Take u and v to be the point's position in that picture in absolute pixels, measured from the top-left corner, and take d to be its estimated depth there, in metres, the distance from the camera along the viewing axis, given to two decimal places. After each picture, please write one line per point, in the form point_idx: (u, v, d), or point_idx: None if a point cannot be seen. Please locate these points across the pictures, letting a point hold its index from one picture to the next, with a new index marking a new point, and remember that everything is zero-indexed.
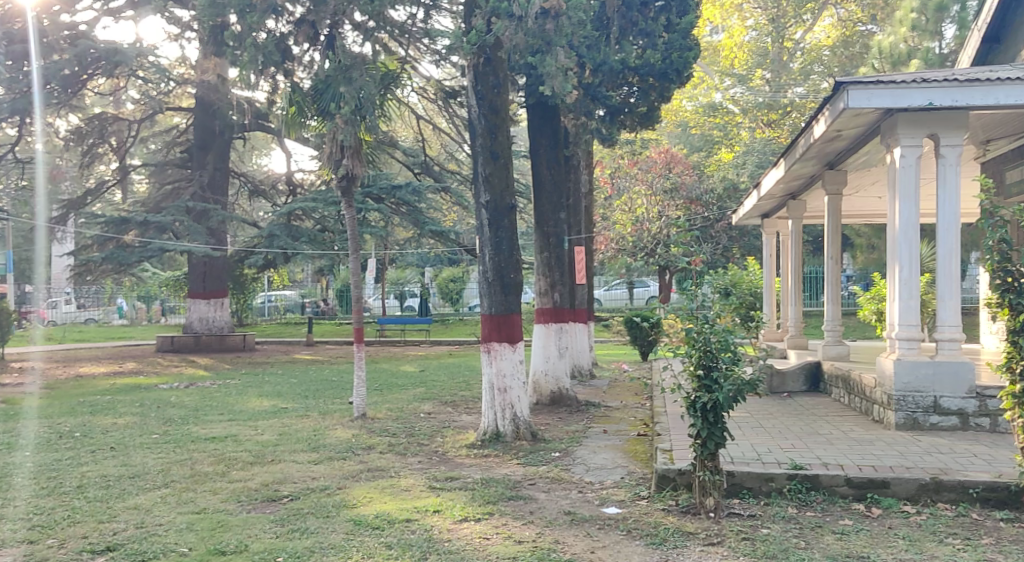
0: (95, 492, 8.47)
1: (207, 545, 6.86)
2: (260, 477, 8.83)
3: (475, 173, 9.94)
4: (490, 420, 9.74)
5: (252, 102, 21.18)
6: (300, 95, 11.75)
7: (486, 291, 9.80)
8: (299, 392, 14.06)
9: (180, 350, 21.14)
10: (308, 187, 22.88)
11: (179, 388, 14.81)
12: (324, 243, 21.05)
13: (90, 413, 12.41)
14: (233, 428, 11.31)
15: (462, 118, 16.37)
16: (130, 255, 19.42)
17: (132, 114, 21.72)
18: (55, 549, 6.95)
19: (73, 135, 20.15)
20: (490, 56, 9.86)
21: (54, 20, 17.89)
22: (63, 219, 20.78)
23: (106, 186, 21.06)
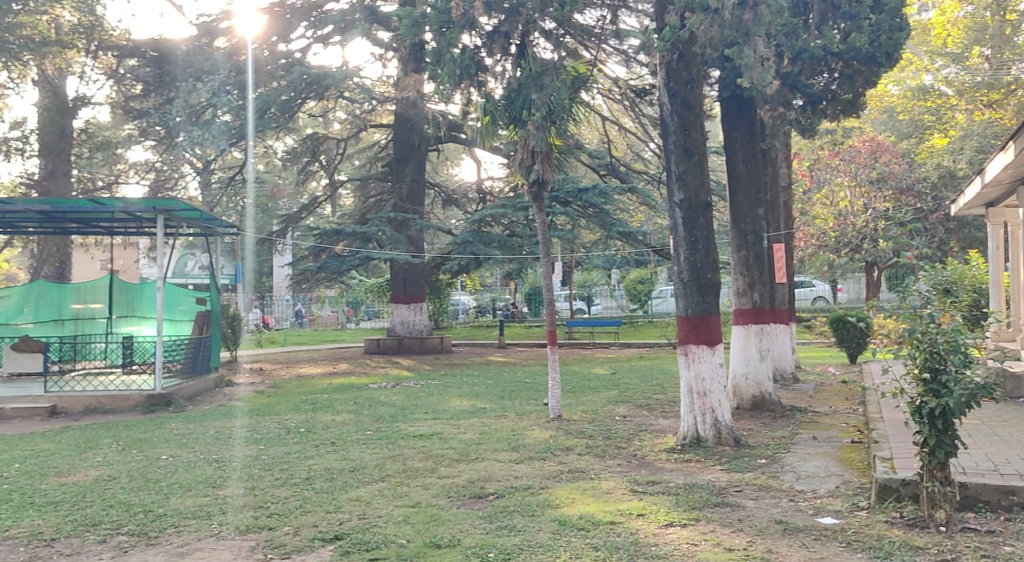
0: (321, 484, 9.04)
1: (424, 538, 7.17)
2: (466, 474, 9.10)
3: (668, 172, 9.78)
4: (690, 424, 9.53)
5: (447, 114, 21.86)
6: (492, 105, 12.11)
7: (682, 292, 9.60)
8: (496, 393, 14.39)
9: (385, 352, 22.24)
10: (497, 195, 23.37)
11: (387, 387, 15.57)
12: (513, 248, 21.46)
13: (311, 410, 13.32)
14: (437, 426, 11.73)
15: (651, 117, 16.19)
16: (338, 264, 20.61)
17: (339, 132, 23.09)
18: (291, 536, 7.52)
19: (289, 155, 21.68)
20: (682, 51, 9.74)
21: (273, 51, 19.45)
22: (282, 232, 22.39)
23: (317, 201, 22.49)
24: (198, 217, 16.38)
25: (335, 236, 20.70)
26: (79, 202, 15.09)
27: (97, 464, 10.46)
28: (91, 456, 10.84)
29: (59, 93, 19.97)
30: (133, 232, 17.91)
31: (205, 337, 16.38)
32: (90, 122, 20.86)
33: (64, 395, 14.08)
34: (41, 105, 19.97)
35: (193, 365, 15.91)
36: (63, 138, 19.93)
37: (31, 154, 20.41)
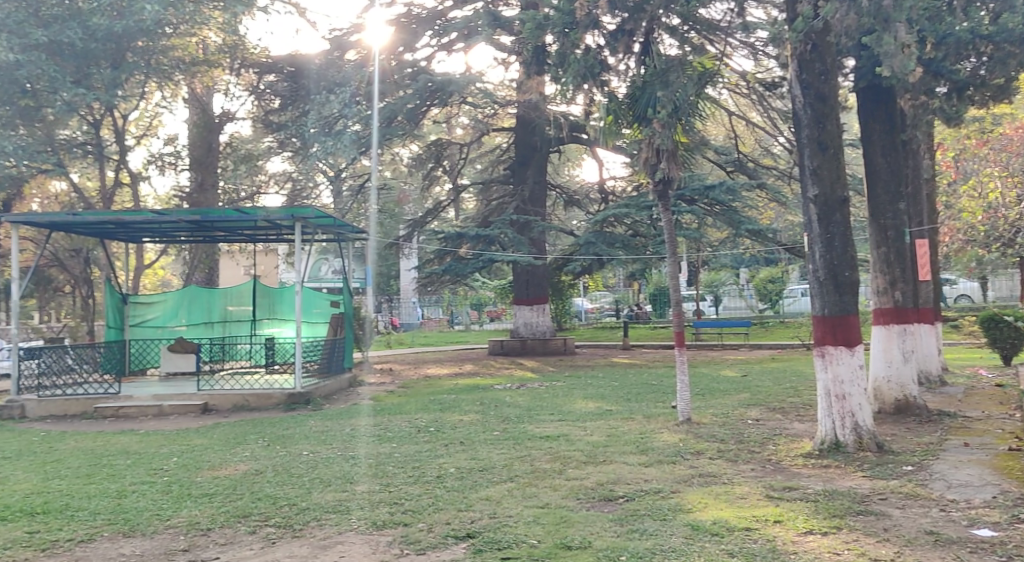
0: (453, 482, 9.18)
1: (554, 539, 7.17)
2: (595, 477, 9.04)
3: (802, 167, 9.45)
4: (828, 429, 9.17)
5: (569, 115, 21.86)
6: (616, 104, 12.01)
7: (818, 291, 9.26)
8: (623, 395, 14.24)
9: (509, 354, 22.41)
10: (620, 194, 23.19)
11: (513, 388, 15.66)
12: (637, 249, 21.21)
13: (440, 410, 13.55)
14: (564, 427, 11.73)
15: (780, 111, 15.72)
16: (463, 267, 20.88)
17: (462, 137, 23.46)
18: (426, 532, 7.70)
19: (414, 161, 22.19)
20: (816, 42, 9.35)
21: (399, 60, 19.85)
22: (409, 237, 22.87)
23: (441, 206, 22.89)
24: (330, 223, 16.85)
25: (458, 239, 20.96)
26: (224, 212, 15.91)
27: (244, 459, 10.96)
28: (239, 451, 11.37)
29: (206, 109, 21.08)
30: (272, 239, 18.72)
31: (339, 339, 16.92)
32: (234, 136, 21.91)
33: (215, 393, 14.81)
34: (191, 121, 21.13)
35: (329, 365, 16.46)
36: (211, 152, 20.96)
37: (183, 168, 21.60)
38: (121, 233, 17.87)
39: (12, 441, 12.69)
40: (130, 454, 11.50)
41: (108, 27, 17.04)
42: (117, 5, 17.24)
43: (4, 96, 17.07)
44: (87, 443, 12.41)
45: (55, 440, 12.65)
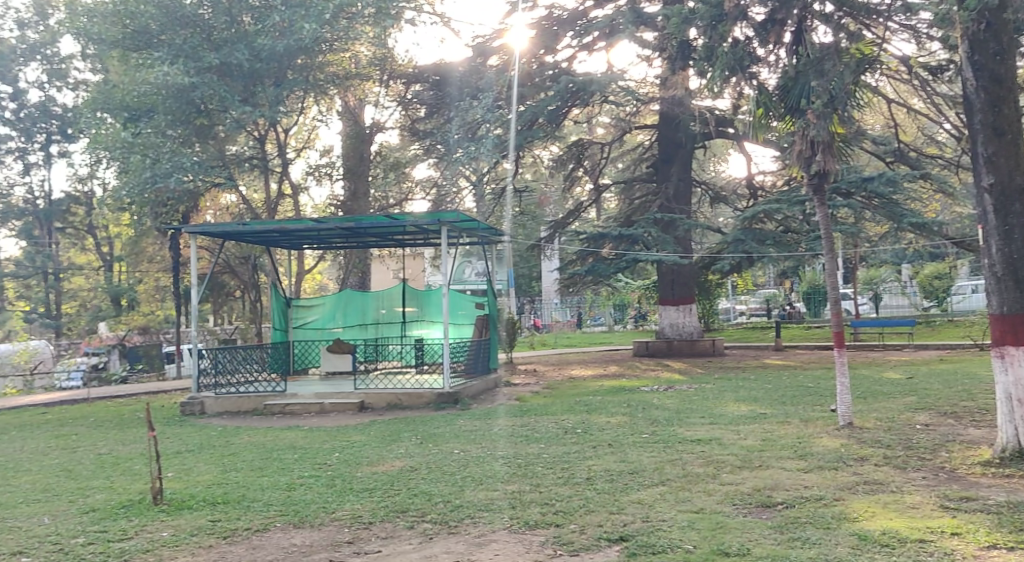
0: (604, 484, 9.10)
1: (710, 545, 7.00)
2: (751, 482, 8.75)
3: (975, 155, 8.82)
4: (1011, 436, 8.51)
5: (715, 110, 21.31)
6: (766, 96, 11.54)
7: (995, 287, 8.62)
8: (777, 398, 13.75)
9: (655, 355, 22.11)
10: (769, 190, 22.44)
11: (661, 390, 15.40)
12: (789, 245, 20.44)
13: (588, 412, 13.48)
14: (716, 431, 11.42)
15: (945, 96, 14.78)
16: (607, 267, 20.72)
17: (604, 137, 23.33)
18: (578, 534, 7.65)
19: (556, 163, 22.24)
20: (990, 20, 8.70)
21: (541, 62, 19.81)
22: (552, 238, 22.90)
23: (584, 206, 22.80)
24: (477, 226, 17.17)
25: (602, 240, 20.83)
26: (376, 218, 16.45)
27: (400, 456, 11.27)
28: (395, 448, 11.71)
29: (358, 120, 21.86)
30: (421, 244, 19.20)
31: (485, 340, 17.13)
32: (384, 145, 22.67)
33: (369, 392, 15.33)
34: (345, 132, 21.97)
35: (476, 366, 16.68)
36: (363, 161, 21.78)
37: (337, 177, 22.51)
38: (283, 241, 18.81)
39: (193, 434, 13.56)
40: (297, 449, 12.04)
41: (271, 47, 17.96)
42: (280, 25, 18.11)
43: (182, 116, 18.39)
44: (257, 438, 13.10)
45: (230, 435, 13.43)
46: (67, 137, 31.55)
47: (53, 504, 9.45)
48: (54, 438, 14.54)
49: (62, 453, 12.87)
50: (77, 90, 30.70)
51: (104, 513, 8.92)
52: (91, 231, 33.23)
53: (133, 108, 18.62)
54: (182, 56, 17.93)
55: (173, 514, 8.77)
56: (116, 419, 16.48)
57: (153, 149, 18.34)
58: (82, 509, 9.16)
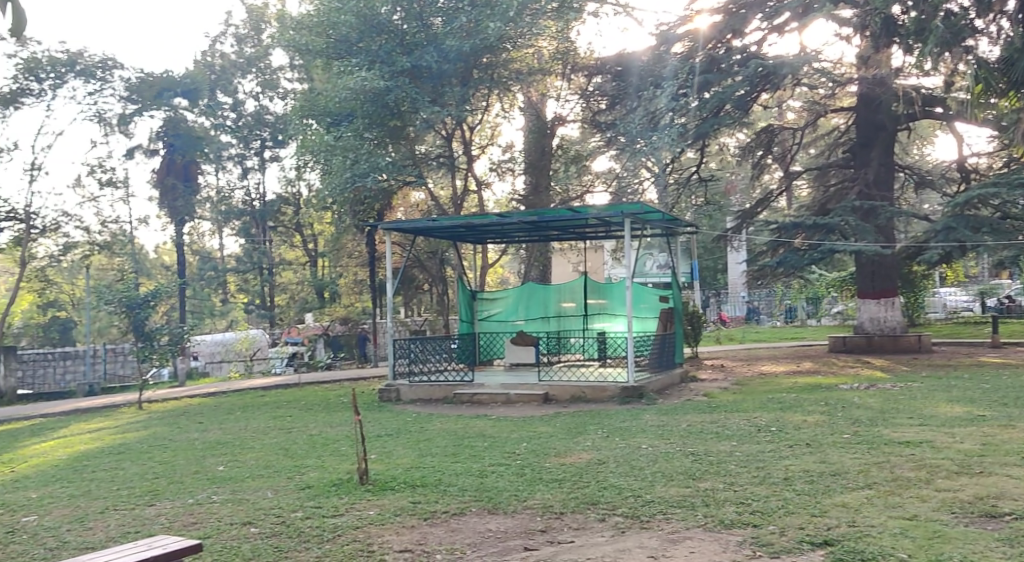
0: (803, 486, 8.64)
1: (928, 555, 6.49)
2: (971, 489, 8.02)
3: None
4: None
5: (920, 88, 19.85)
6: (986, 70, 10.49)
7: None
8: (998, 400, 12.58)
9: (853, 351, 20.91)
10: (983, 173, 20.68)
11: (861, 388, 14.50)
12: (1007, 233, 18.71)
13: (782, 409, 12.88)
14: (928, 433, 10.58)
15: None
16: (799, 258, 19.73)
17: (796, 122, 22.30)
18: (778, 536, 7.28)
19: (744, 151, 21.46)
20: None
21: (728, 47, 19.21)
22: (739, 228, 22.14)
23: (773, 195, 21.85)
24: (665, 218, 16.93)
25: (794, 230, 19.92)
26: (560, 211, 16.48)
27: (587, 448, 11.22)
28: (582, 440, 11.67)
29: (541, 115, 21.98)
30: (603, 237, 19.08)
31: (670, 334, 16.74)
32: (565, 139, 22.70)
33: (554, 384, 15.36)
34: (527, 127, 22.16)
35: (661, 360, 16.35)
36: (544, 155, 21.95)
37: (519, 172, 22.75)
38: (470, 235, 19.24)
39: (391, 420, 14.15)
40: (487, 437, 12.25)
41: (458, 48, 18.40)
42: (467, 26, 18.48)
43: (378, 119, 19.25)
44: (450, 425, 13.46)
45: (424, 421, 13.90)
46: (278, 143, 33.78)
47: (273, 480, 10.12)
48: (271, 419, 15.59)
49: (279, 433, 13.78)
50: (286, 99, 32.78)
51: (317, 490, 9.46)
52: (299, 229, 35.48)
53: (335, 113, 19.59)
54: (377, 62, 18.81)
55: (377, 494, 9.16)
56: (322, 404, 17.43)
57: (352, 151, 19.25)
58: (299, 485, 9.77)
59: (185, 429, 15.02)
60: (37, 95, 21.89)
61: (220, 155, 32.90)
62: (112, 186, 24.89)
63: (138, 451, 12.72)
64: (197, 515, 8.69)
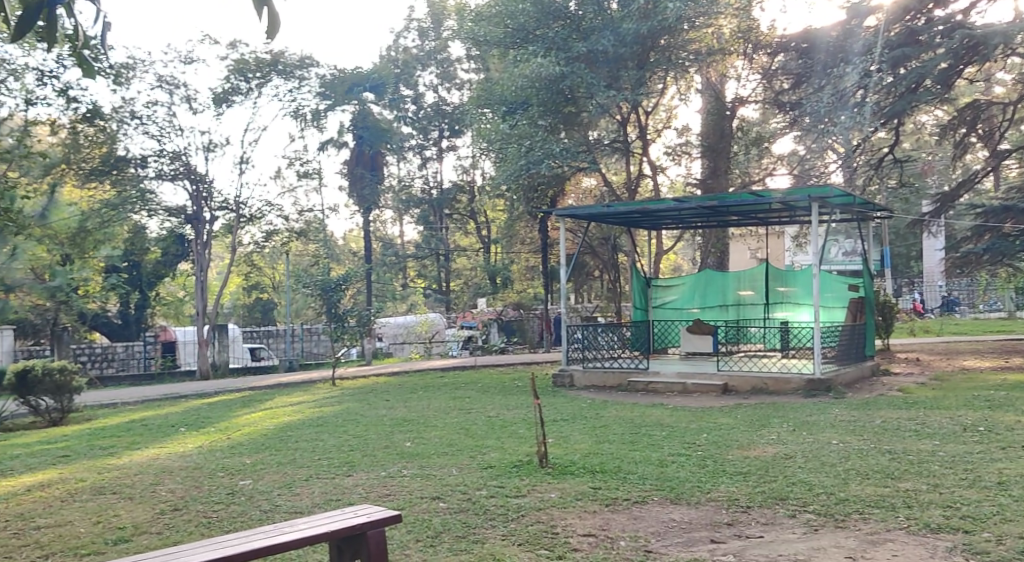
0: (1021, 491, 7.88)
1: None
2: None
3: None
4: None
5: None
6: None
7: None
8: None
9: None
10: None
11: None
12: None
13: (990, 408, 11.86)
14: None
15: None
16: (1012, 245, 18.27)
17: (1004, 96, 20.48)
18: (995, 544, 6.67)
19: (944, 129, 19.94)
20: None
21: (931, 17, 17.84)
22: (935, 213, 20.63)
23: (977, 176, 20.20)
24: (854, 202, 15.97)
25: (1003, 214, 18.59)
26: (741, 195, 15.88)
27: (773, 441, 10.75)
28: (767, 433, 11.20)
29: (719, 96, 21.31)
30: (786, 222, 18.28)
31: (860, 324, 15.81)
32: (744, 120, 22.01)
33: (734, 374, 14.88)
34: (705, 110, 21.55)
35: (849, 352, 15.49)
36: (723, 137, 21.25)
37: (695, 155, 22.18)
38: (644, 221, 18.90)
39: (567, 405, 14.13)
40: (664, 426, 11.98)
41: (636, 30, 18.10)
42: (645, 7, 18.16)
43: (552, 106, 19.31)
44: (626, 412, 13.29)
45: (600, 408, 13.79)
46: (456, 132, 34.57)
47: (457, 458, 10.33)
48: (452, 399, 15.97)
49: (460, 413, 14.09)
50: (464, 89, 33.49)
51: (500, 470, 9.58)
52: (474, 216, 36.26)
53: (510, 102, 19.86)
54: (554, 48, 18.88)
55: (558, 478, 9.15)
56: (498, 387, 17.71)
57: (527, 138, 19.56)
58: (482, 464, 9.94)
59: (374, 405, 15.66)
60: (245, 93, 23.45)
61: (402, 146, 34.07)
62: (308, 177, 26.29)
63: (334, 424, 13.34)
64: (391, 487, 8.99)
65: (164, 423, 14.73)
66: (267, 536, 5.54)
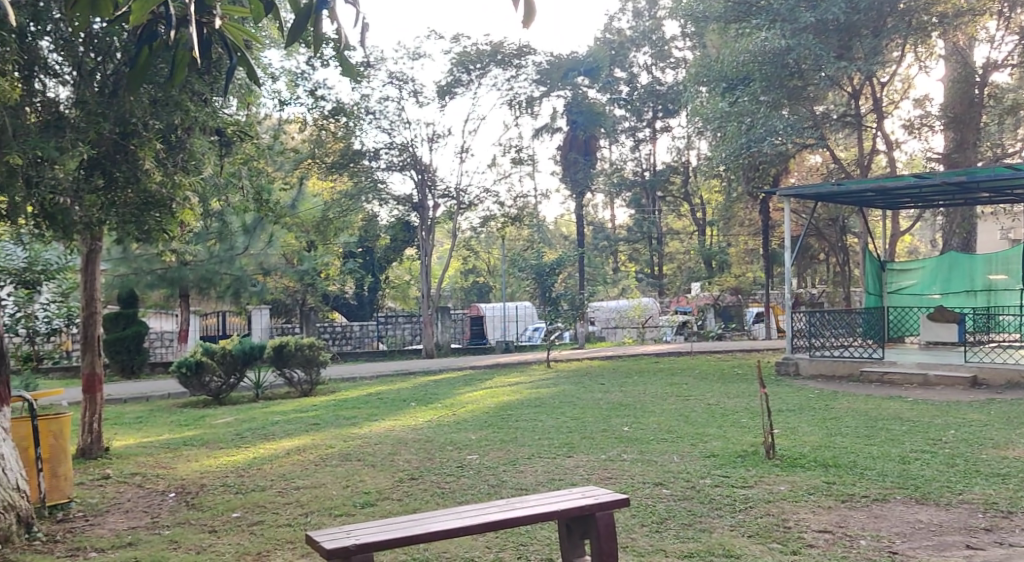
0: None
1: None
2: None
3: None
4: None
5: None
6: None
7: None
8: None
9: None
10: None
11: None
12: None
13: None
14: None
15: None
16: None
17: None
18: None
19: None
20: None
21: None
22: None
23: None
24: None
25: None
26: (995, 169, 14.32)
27: None
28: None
29: (968, 62, 19.39)
30: None
31: None
32: (996, 86, 19.99)
33: (985, 366, 13.59)
34: (949, 78, 19.75)
35: None
36: (973, 107, 19.39)
37: (938, 128, 20.43)
38: (880, 200, 17.63)
39: (793, 395, 13.48)
40: (905, 421, 11.11)
41: None
42: None
43: (777, 80, 18.27)
44: (860, 405, 12.44)
45: (829, 399, 13.01)
46: (670, 113, 33.95)
47: (678, 445, 10.10)
48: (669, 385, 15.69)
49: (679, 400, 13.79)
50: (680, 69, 32.75)
51: (724, 460, 9.25)
52: (688, 199, 35.50)
53: (731, 78, 19.21)
54: (780, 20, 17.89)
55: (787, 470, 8.71)
56: (718, 373, 17.24)
57: (748, 115, 18.75)
58: (704, 453, 9.63)
59: (591, 389, 15.69)
60: (466, 84, 24.20)
61: (616, 129, 33.92)
62: (522, 163, 26.75)
63: (554, 406, 13.46)
64: (613, 470, 8.93)
65: (397, 398, 15.53)
66: (500, 510, 5.62)
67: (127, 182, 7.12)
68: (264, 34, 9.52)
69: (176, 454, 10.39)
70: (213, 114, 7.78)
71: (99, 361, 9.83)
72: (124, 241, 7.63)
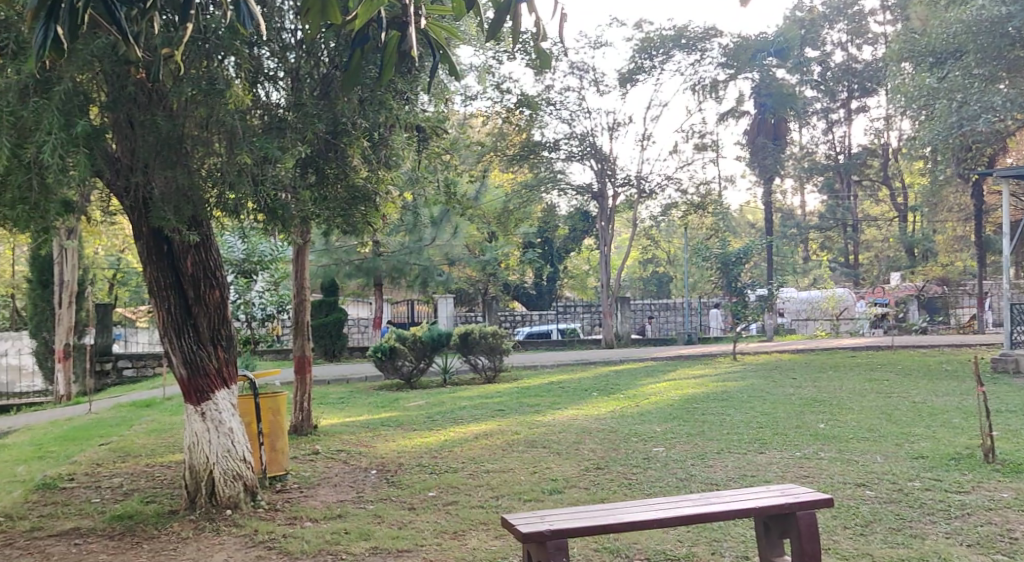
0: None
1: None
2: None
3: None
4: None
5: None
6: None
7: None
8: None
9: None
10: None
11: None
12: None
13: None
14: None
15: None
16: None
17: None
18: None
19: None
20: None
21: None
22: None
23: None
24: None
25: None
26: None
27: None
28: None
29: None
30: None
31: None
32: None
33: None
34: None
35: None
36: None
37: None
38: None
39: (1012, 394, 12.39)
40: None
41: None
42: None
43: (994, 51, 16.78)
44: None
45: None
46: (868, 91, 32.08)
47: (881, 445, 9.52)
48: (867, 381, 14.83)
49: (879, 397, 13.00)
50: (879, 44, 30.87)
51: (935, 462, 8.64)
52: (887, 182, 33.45)
53: (939, 51, 17.94)
54: None
55: (1009, 476, 8.01)
56: (925, 369, 16.14)
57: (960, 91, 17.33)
58: (911, 453, 9.03)
59: (781, 383, 15.11)
60: (648, 71, 23.90)
61: (807, 111, 32.43)
62: (705, 149, 26.11)
63: (742, 400, 13.06)
64: (809, 468, 8.56)
65: (579, 387, 15.60)
66: (694, 503, 5.51)
67: (337, 178, 7.54)
68: (462, 28, 9.61)
69: (375, 433, 10.92)
70: (415, 111, 8.08)
71: (308, 344, 10.49)
72: (331, 233, 8.06)
